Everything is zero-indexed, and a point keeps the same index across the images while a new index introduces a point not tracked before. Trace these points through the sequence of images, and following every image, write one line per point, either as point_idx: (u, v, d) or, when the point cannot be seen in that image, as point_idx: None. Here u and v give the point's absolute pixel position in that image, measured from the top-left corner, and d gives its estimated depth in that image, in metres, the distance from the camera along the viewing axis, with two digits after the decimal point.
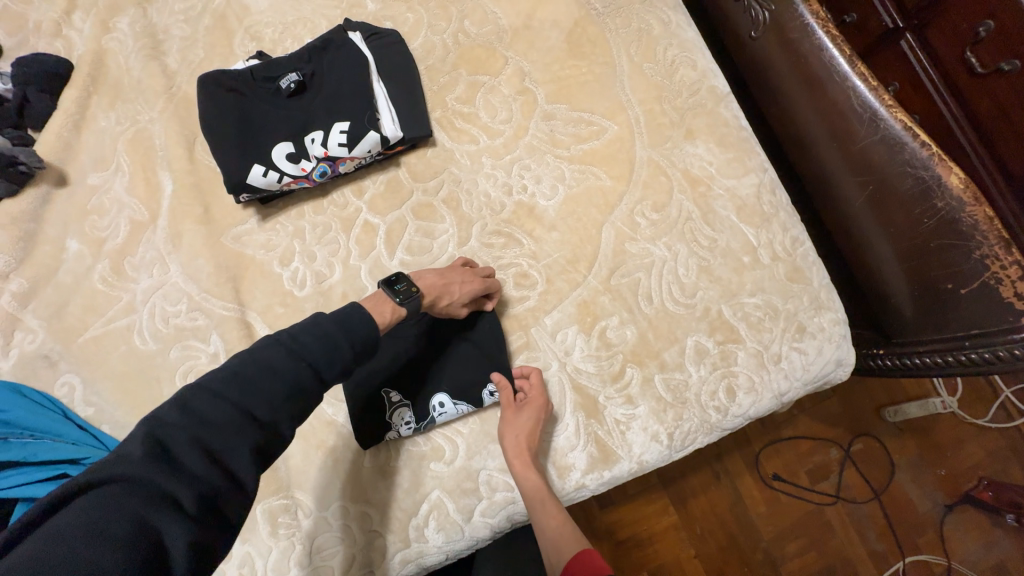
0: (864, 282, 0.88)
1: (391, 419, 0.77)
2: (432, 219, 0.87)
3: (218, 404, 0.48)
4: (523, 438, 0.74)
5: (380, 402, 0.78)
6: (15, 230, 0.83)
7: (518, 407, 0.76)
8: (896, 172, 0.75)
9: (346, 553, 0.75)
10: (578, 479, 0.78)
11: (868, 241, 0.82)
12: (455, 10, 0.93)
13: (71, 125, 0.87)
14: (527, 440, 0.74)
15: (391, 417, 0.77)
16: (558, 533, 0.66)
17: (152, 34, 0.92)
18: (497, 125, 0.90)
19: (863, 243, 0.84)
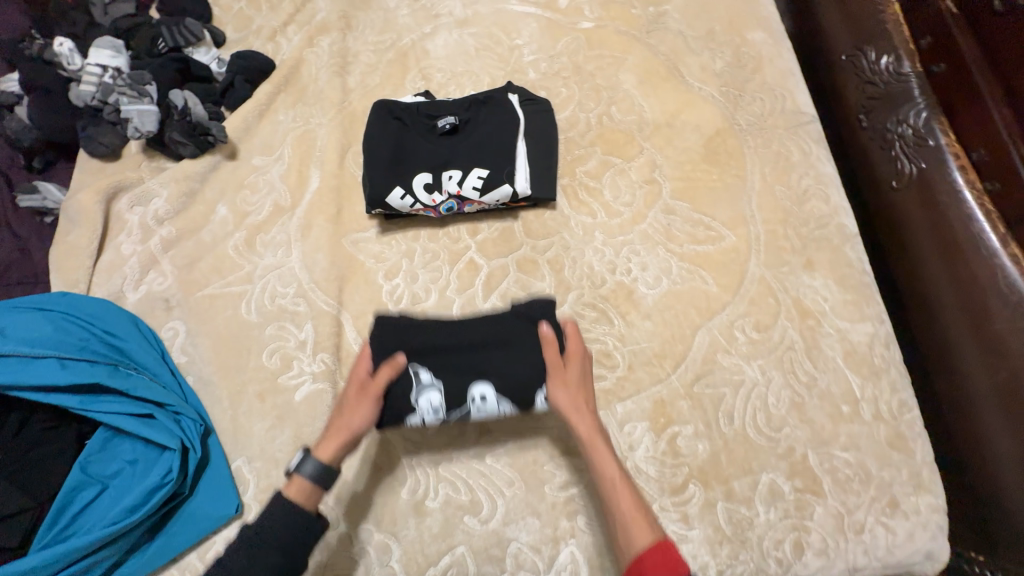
0: (971, 474, 0.78)
1: (417, 403, 0.70)
2: (533, 275, 0.90)
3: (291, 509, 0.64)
4: (581, 394, 0.69)
5: (407, 382, 0.70)
6: (183, 186, 0.95)
7: (570, 361, 0.70)
8: None
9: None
10: None
11: (987, 431, 0.75)
12: (606, 95, 1.01)
13: (256, 112, 1.00)
14: (582, 396, 0.70)
15: (417, 401, 0.70)
16: (628, 527, 0.61)
17: (344, 56, 1.06)
18: (617, 206, 0.93)
19: (979, 431, 0.76)
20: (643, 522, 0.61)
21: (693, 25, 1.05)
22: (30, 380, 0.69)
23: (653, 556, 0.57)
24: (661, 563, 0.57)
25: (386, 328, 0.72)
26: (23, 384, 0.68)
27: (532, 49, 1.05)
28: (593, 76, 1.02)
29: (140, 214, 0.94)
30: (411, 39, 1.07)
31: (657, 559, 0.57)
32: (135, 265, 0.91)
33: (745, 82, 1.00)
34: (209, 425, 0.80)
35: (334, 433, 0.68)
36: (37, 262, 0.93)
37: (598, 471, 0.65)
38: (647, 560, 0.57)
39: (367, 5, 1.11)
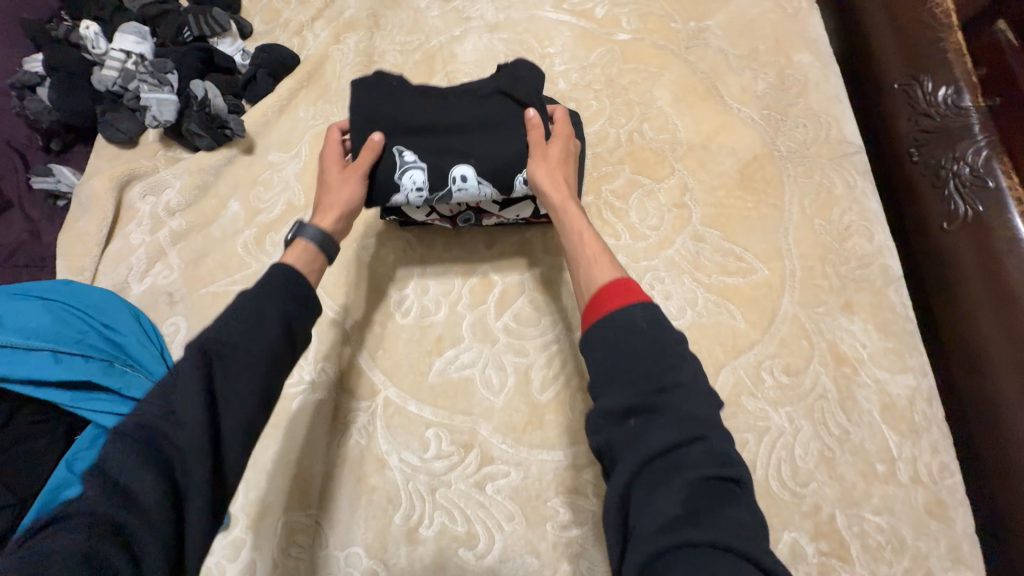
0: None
1: (398, 180, 0.70)
2: (549, 296, 0.85)
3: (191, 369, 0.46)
4: (560, 177, 0.70)
5: (391, 160, 0.70)
6: (197, 178, 0.93)
7: (554, 140, 0.72)
8: None
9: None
10: None
11: None
12: (639, 111, 0.96)
13: (277, 107, 0.98)
14: (561, 171, 0.70)
15: (399, 178, 0.70)
16: (591, 270, 0.60)
17: (369, 55, 1.03)
18: (643, 229, 0.88)
19: None
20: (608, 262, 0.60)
21: (735, 43, 1.00)
22: (24, 373, 0.67)
23: (609, 288, 0.54)
24: (617, 296, 0.53)
25: (362, 98, 0.70)
26: (15, 376, 0.66)
27: (564, 59, 1.01)
28: (627, 90, 0.97)
29: (152, 204, 0.92)
30: (439, 42, 1.04)
31: (613, 291, 0.53)
32: (142, 256, 0.88)
33: (788, 105, 0.95)
34: None
35: (316, 214, 0.67)
36: (45, 245, 0.91)
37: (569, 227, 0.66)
38: (605, 293, 0.54)
39: (398, 4, 1.08)
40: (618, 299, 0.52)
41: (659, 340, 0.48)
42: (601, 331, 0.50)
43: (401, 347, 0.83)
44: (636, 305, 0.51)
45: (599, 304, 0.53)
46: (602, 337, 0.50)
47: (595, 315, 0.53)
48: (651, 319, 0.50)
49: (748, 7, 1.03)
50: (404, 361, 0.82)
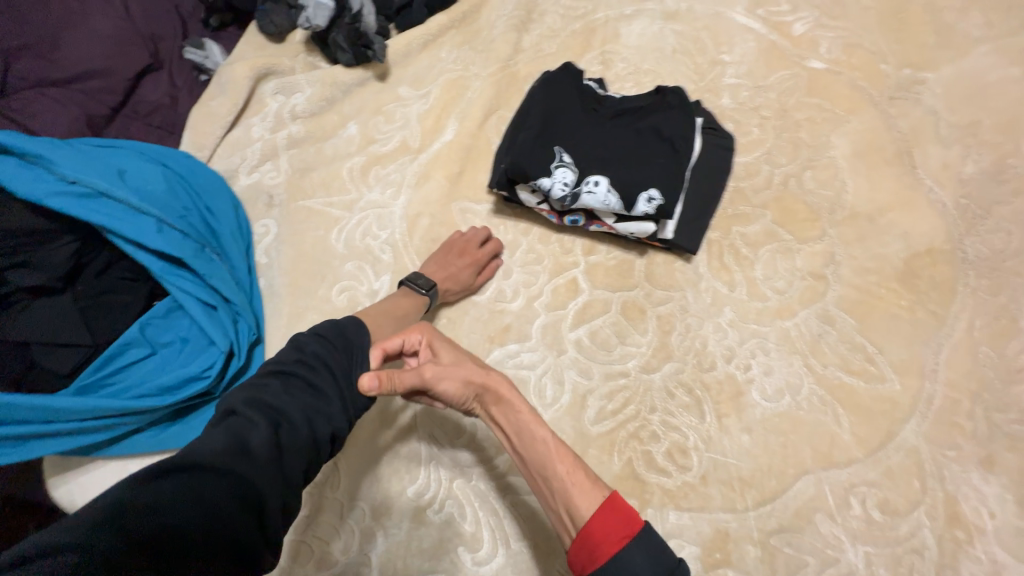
0: None
1: (551, 171, 0.73)
2: (634, 325, 0.77)
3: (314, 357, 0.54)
4: (473, 369, 0.59)
5: (549, 154, 0.74)
6: (327, 91, 0.92)
7: (437, 346, 0.61)
8: None
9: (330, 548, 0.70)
10: None
11: None
12: (805, 155, 0.82)
13: (421, 41, 0.93)
14: (472, 365, 0.60)
15: (552, 170, 0.73)
16: (571, 493, 0.52)
17: (528, 11, 0.96)
18: (765, 288, 0.77)
19: None
20: (591, 485, 0.53)
21: (954, 110, 0.82)
22: (127, 232, 0.68)
23: (602, 519, 0.49)
24: (611, 532, 0.49)
25: (549, 99, 0.77)
26: (121, 232, 0.68)
27: (737, 71, 0.88)
28: (799, 127, 0.84)
29: (280, 104, 0.92)
30: (605, 16, 0.95)
31: (607, 528, 0.49)
32: (257, 150, 0.90)
33: (995, 202, 0.77)
34: (261, 335, 0.79)
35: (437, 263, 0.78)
36: (178, 113, 0.96)
37: (512, 415, 0.58)
38: (597, 529, 0.49)
39: None
40: (613, 546, 0.48)
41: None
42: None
43: (466, 323, 0.80)
44: (636, 540, 0.48)
45: (592, 552, 0.49)
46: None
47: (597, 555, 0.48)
48: (652, 552, 0.48)
49: (985, 70, 0.84)
50: (466, 339, 0.79)
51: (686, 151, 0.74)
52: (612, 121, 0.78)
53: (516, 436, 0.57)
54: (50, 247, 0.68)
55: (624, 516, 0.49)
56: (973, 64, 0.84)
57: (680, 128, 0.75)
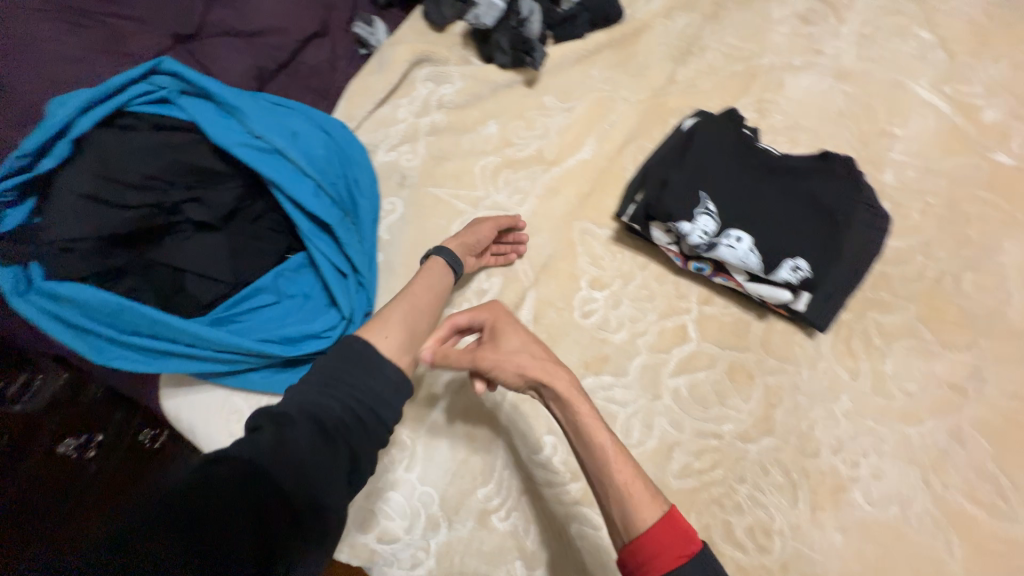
0: None
1: (693, 216, 0.71)
2: (739, 388, 0.74)
3: (325, 385, 0.54)
4: (531, 361, 0.60)
5: (694, 198, 0.72)
6: (476, 88, 0.95)
7: (508, 331, 0.64)
8: None
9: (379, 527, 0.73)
10: None
11: None
12: (968, 253, 0.76)
13: (577, 56, 0.94)
14: (545, 358, 0.61)
15: (694, 215, 0.71)
16: (629, 499, 0.53)
17: (689, 45, 0.94)
18: (892, 386, 0.71)
19: None
20: (649, 498, 0.53)
21: None
22: (292, 192, 0.73)
23: (660, 533, 0.51)
24: (668, 549, 0.51)
25: (705, 142, 0.75)
26: (287, 191, 0.73)
27: (906, 148, 0.82)
28: (967, 222, 0.77)
29: (429, 90, 0.96)
30: (771, 62, 0.91)
31: (665, 541, 0.51)
32: (400, 131, 0.94)
33: None
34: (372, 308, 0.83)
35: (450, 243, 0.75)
36: (333, 81, 1.03)
37: (570, 415, 0.59)
38: (654, 541, 0.51)
39: (749, 3, 0.95)
40: (671, 559, 0.50)
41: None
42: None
43: (565, 344, 0.79)
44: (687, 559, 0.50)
45: (647, 562, 0.51)
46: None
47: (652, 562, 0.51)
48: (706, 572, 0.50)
49: None
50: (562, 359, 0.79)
51: (840, 226, 0.70)
52: (766, 177, 0.74)
53: (574, 436, 0.58)
54: (221, 188, 0.73)
55: (681, 537, 0.51)
56: None
57: (837, 201, 0.71)
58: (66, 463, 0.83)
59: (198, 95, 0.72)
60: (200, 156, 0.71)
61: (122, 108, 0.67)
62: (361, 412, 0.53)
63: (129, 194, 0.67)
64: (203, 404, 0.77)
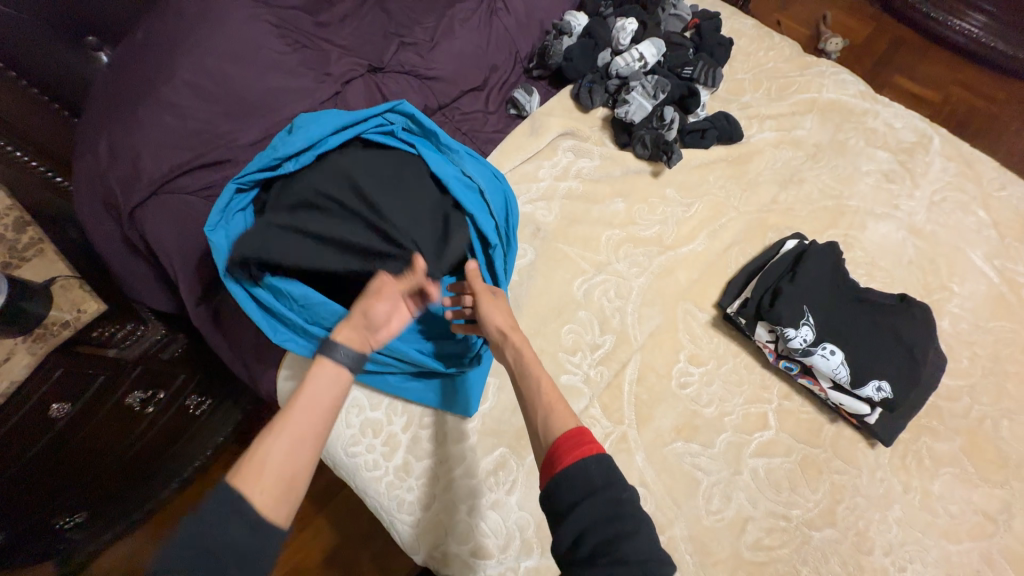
0: None
1: (798, 326, 0.84)
2: (809, 480, 0.85)
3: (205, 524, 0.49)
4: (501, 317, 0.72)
5: (801, 310, 0.85)
6: (610, 168, 1.09)
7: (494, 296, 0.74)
8: None
9: (477, 542, 0.79)
10: None
11: None
12: (1007, 404, 0.90)
13: (699, 162, 1.10)
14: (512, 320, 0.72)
15: (799, 325, 0.84)
16: (551, 409, 0.61)
17: (792, 175, 1.11)
18: (938, 505, 0.83)
19: None
20: (565, 413, 0.60)
21: None
22: (478, 218, 0.82)
23: (567, 438, 0.57)
24: (577, 447, 0.56)
25: (813, 265, 0.90)
26: (475, 217, 0.82)
27: (962, 303, 0.98)
28: (1007, 377, 0.92)
29: (569, 160, 1.10)
30: (858, 205, 1.08)
31: (572, 441, 0.57)
32: (540, 188, 1.07)
33: None
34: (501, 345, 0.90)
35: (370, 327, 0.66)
36: (484, 129, 1.16)
37: (518, 354, 0.67)
38: (562, 445, 0.57)
39: (843, 153, 1.14)
40: (579, 453, 0.55)
41: (613, 501, 0.53)
42: (570, 491, 0.54)
43: (662, 408, 0.89)
44: (593, 460, 0.55)
45: (556, 460, 0.56)
46: (573, 500, 0.54)
47: (559, 464, 0.56)
48: (609, 472, 0.55)
49: None
50: (658, 420, 0.88)
51: (912, 360, 0.85)
52: (856, 305, 0.89)
53: (517, 373, 0.66)
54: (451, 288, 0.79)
55: (586, 446, 0.56)
56: None
57: (914, 338, 0.86)
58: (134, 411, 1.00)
59: (414, 134, 0.88)
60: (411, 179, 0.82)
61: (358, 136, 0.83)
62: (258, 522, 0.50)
63: (353, 202, 0.76)
64: None
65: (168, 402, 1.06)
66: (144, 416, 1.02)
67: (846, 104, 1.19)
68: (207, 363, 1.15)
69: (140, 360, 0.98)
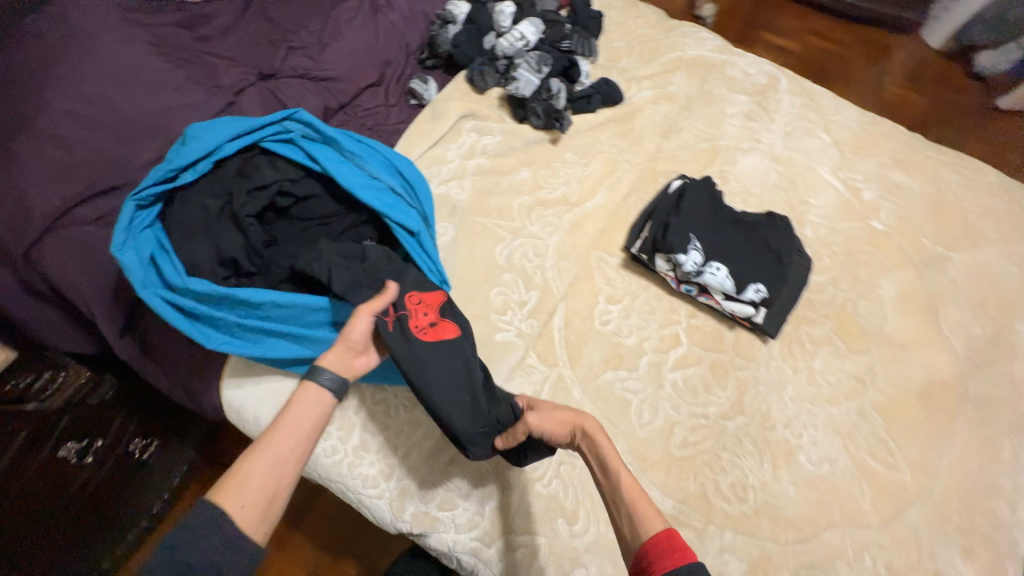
0: None
1: (687, 252, 0.98)
2: (719, 381, 0.99)
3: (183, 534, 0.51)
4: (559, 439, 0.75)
5: (688, 238, 0.99)
6: (512, 142, 1.18)
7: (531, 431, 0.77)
8: None
9: (441, 495, 0.86)
10: None
11: None
12: (861, 287, 1.09)
13: (590, 126, 1.22)
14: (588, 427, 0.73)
15: (688, 251, 0.98)
16: (637, 506, 0.62)
17: (671, 125, 1.25)
18: (820, 378, 1.00)
19: None
20: (653, 513, 0.61)
21: (970, 283, 1.11)
22: (393, 216, 0.88)
23: (660, 538, 0.57)
24: (669, 551, 0.56)
25: (693, 198, 1.04)
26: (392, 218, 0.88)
27: (819, 213, 1.17)
28: (859, 266, 1.11)
29: (473, 139, 1.17)
30: (728, 144, 1.24)
31: (665, 544, 0.57)
32: (450, 169, 1.13)
33: (993, 358, 1.03)
34: None
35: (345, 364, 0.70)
36: (387, 123, 1.19)
37: (599, 452, 0.70)
38: (657, 548, 0.57)
39: (711, 101, 1.30)
40: (674, 559, 0.55)
41: None
42: None
43: (590, 346, 1.00)
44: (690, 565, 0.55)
45: (654, 561, 0.56)
46: None
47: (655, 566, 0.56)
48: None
49: (996, 263, 1.13)
50: (588, 356, 0.99)
51: (782, 263, 1.00)
52: (733, 225, 1.04)
53: (600, 471, 0.68)
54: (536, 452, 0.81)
55: (681, 549, 0.56)
56: (986, 257, 1.13)
57: (781, 245, 1.02)
58: (70, 467, 0.92)
59: (315, 139, 0.90)
60: (395, 267, 0.85)
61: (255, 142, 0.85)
62: (242, 540, 0.53)
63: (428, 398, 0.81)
64: (276, 392, 0.91)
65: (106, 450, 1.00)
66: (82, 469, 0.95)
67: (706, 59, 1.35)
68: (140, 406, 1.09)
69: (64, 410, 0.90)
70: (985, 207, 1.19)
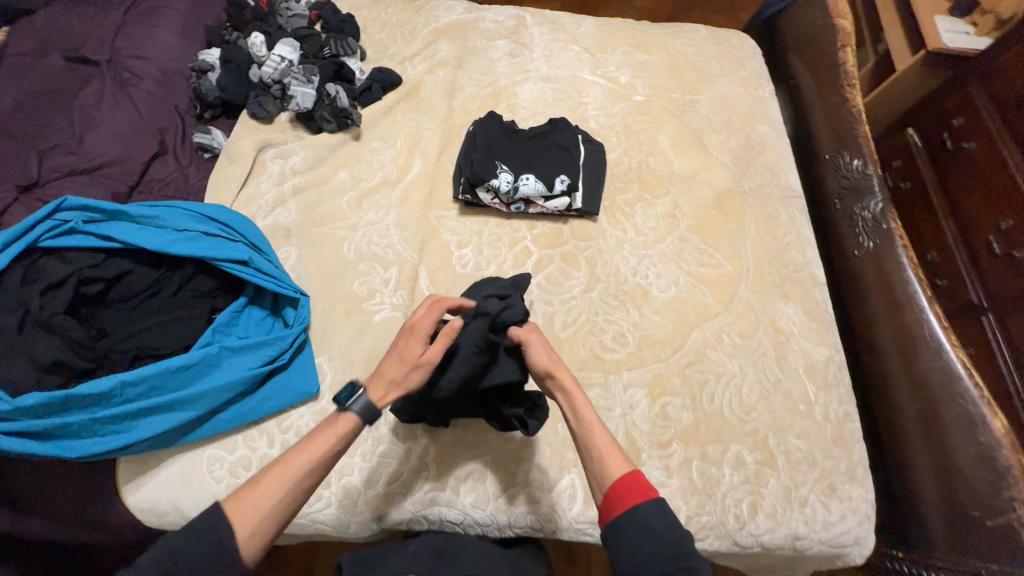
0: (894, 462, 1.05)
1: (497, 176, 1.12)
2: (573, 266, 1.14)
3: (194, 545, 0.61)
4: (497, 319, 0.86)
5: (494, 166, 1.14)
6: (316, 152, 1.23)
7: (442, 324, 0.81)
8: (941, 385, 0.96)
9: (383, 473, 0.91)
10: (576, 522, 0.91)
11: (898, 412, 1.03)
12: (646, 148, 1.31)
13: (382, 112, 1.31)
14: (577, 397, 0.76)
15: (498, 175, 1.12)
16: (603, 455, 0.72)
17: (452, 85, 1.39)
18: (644, 228, 1.20)
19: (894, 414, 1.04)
20: (621, 457, 0.72)
21: (717, 112, 1.39)
22: (216, 253, 0.92)
23: (625, 481, 0.69)
24: (633, 490, 0.69)
25: (485, 133, 1.18)
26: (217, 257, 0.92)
27: (595, 107, 1.38)
28: (638, 134, 1.34)
29: (280, 165, 1.21)
30: (506, 82, 1.41)
31: (630, 485, 0.69)
32: (269, 199, 1.16)
33: (753, 158, 1.32)
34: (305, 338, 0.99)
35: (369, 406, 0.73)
36: (189, 183, 1.19)
37: (570, 399, 0.77)
38: (622, 486, 0.69)
39: (477, 54, 1.45)
40: (635, 497, 0.68)
41: (674, 536, 0.66)
42: (629, 526, 0.66)
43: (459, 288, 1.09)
44: (650, 501, 0.68)
45: (615, 501, 0.69)
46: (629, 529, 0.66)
47: (620, 502, 0.68)
48: (661, 512, 0.67)
49: (728, 90, 1.42)
50: None
51: (574, 154, 1.19)
52: (527, 142, 1.21)
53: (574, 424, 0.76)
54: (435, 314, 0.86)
55: (643, 492, 0.69)
56: (721, 90, 1.42)
57: (569, 142, 1.21)
58: None
59: (98, 219, 0.90)
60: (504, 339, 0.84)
61: (31, 245, 0.84)
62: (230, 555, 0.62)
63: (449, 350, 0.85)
64: (181, 471, 0.88)
65: None
66: None
67: (459, 21, 1.50)
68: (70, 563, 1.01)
69: None
70: (707, 54, 1.49)
